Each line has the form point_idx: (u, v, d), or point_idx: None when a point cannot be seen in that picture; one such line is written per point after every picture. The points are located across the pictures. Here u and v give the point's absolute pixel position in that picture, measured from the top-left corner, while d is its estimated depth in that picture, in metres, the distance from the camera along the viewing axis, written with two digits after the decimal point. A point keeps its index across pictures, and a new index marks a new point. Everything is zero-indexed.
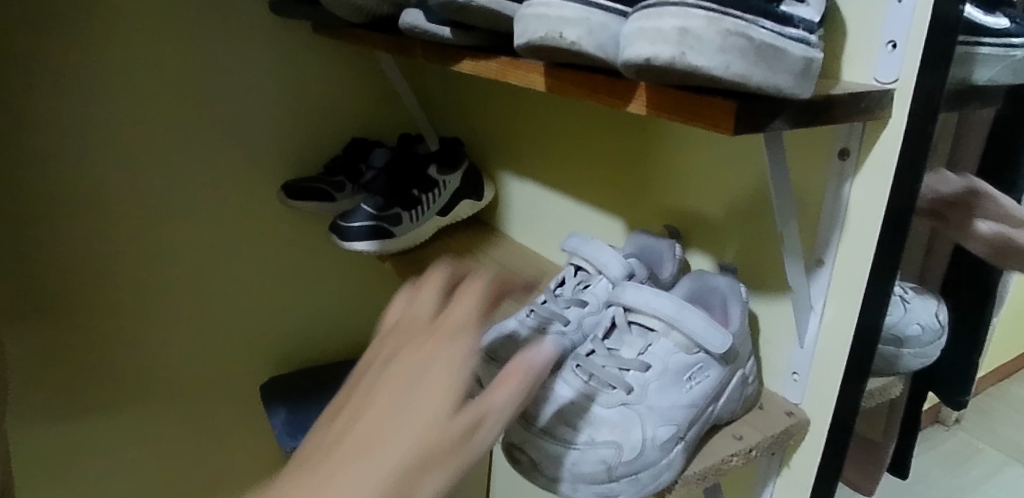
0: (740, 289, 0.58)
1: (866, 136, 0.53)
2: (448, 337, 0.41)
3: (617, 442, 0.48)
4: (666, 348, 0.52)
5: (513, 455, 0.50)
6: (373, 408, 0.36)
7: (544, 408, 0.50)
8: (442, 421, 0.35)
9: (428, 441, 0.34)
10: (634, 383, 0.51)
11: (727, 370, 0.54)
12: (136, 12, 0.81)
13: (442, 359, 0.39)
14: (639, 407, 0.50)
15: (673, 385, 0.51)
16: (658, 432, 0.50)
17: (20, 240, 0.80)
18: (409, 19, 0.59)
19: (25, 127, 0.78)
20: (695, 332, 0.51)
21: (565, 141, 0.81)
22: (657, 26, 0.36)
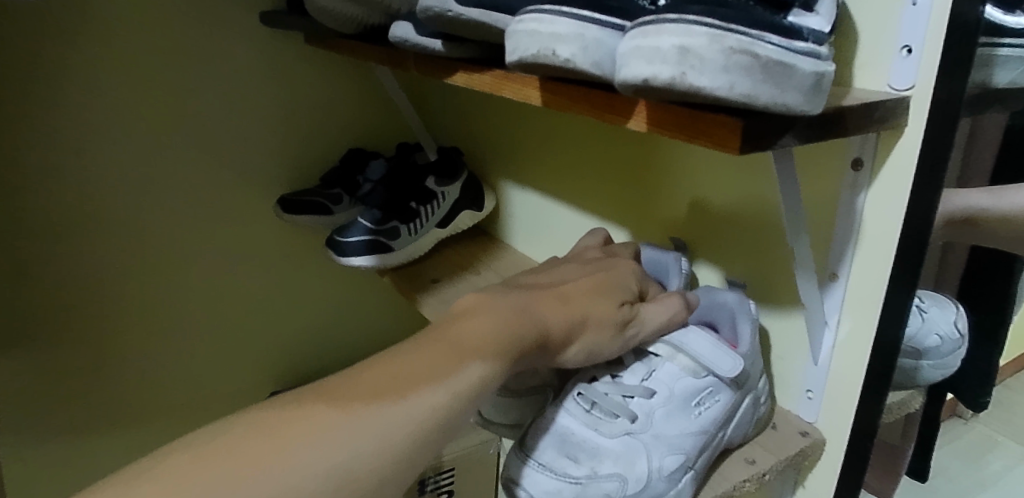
0: (750, 307, 0.54)
1: (881, 146, 0.50)
2: (628, 264, 0.56)
3: (621, 474, 0.46)
4: (672, 372, 0.50)
5: (510, 489, 0.48)
6: (567, 281, 0.52)
7: (543, 439, 0.48)
8: (593, 316, 0.49)
9: (596, 316, 0.49)
10: (639, 411, 0.49)
11: (738, 393, 0.51)
12: (124, 29, 0.79)
13: (620, 272, 0.54)
14: (644, 436, 0.48)
15: (681, 412, 0.49)
16: (664, 462, 0.48)
17: (14, 264, 0.79)
18: (399, 32, 0.57)
19: (13, 149, 0.76)
20: (701, 356, 0.49)
21: (570, 151, 0.78)
22: (655, 45, 0.33)
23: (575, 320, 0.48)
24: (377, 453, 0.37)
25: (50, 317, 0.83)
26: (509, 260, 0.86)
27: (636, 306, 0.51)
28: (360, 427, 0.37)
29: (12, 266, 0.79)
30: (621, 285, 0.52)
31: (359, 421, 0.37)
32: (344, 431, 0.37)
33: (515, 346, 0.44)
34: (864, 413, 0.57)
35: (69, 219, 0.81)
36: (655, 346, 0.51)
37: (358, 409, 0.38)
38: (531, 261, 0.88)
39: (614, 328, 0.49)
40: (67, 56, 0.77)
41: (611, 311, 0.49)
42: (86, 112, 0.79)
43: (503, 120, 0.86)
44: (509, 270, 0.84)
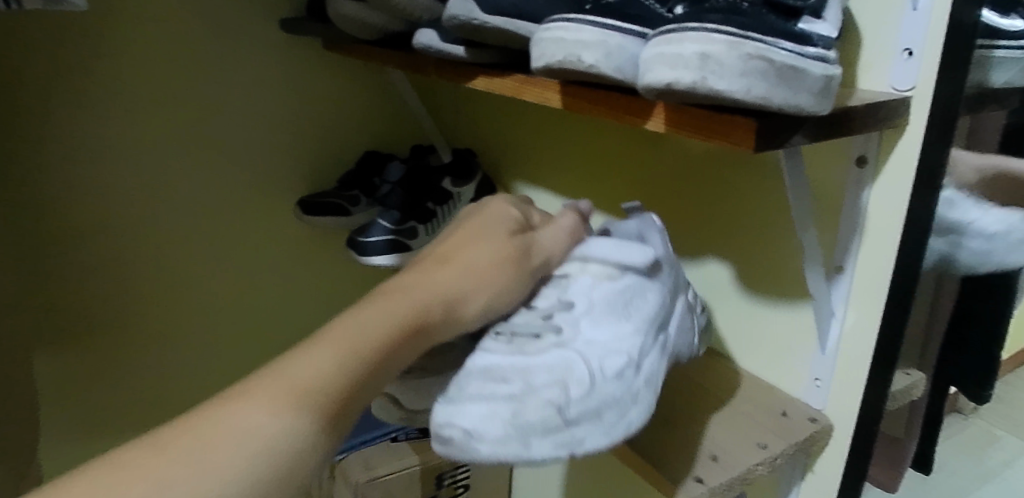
0: (651, 220, 0.52)
1: (884, 143, 0.53)
2: (502, 197, 0.50)
3: (560, 381, 0.41)
4: (587, 282, 0.47)
5: (439, 437, 0.41)
6: (442, 240, 0.45)
7: (462, 375, 0.42)
8: (483, 261, 0.43)
9: (489, 262, 0.43)
10: (562, 323, 0.45)
11: (664, 295, 0.49)
12: (149, 35, 0.81)
13: (498, 205, 0.48)
14: (574, 345, 0.44)
15: (610, 315, 0.46)
16: (606, 365, 0.43)
17: (42, 265, 0.81)
18: (423, 39, 0.59)
19: (42, 152, 0.78)
20: (611, 255, 0.47)
21: (583, 151, 0.80)
22: (678, 51, 0.36)
23: (468, 275, 0.42)
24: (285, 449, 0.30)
25: (76, 314, 0.85)
26: None
27: (526, 239, 0.46)
28: (243, 430, 0.30)
29: (40, 266, 0.81)
30: (506, 219, 0.47)
31: (240, 427, 0.30)
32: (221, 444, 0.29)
33: (392, 311, 0.37)
34: (870, 397, 0.60)
35: (95, 218, 0.83)
36: (562, 268, 0.48)
37: (227, 415, 0.30)
38: None
39: (513, 269, 0.44)
40: (93, 61, 0.79)
41: (502, 250, 0.44)
42: (112, 114, 0.81)
43: (515, 122, 0.89)
44: None
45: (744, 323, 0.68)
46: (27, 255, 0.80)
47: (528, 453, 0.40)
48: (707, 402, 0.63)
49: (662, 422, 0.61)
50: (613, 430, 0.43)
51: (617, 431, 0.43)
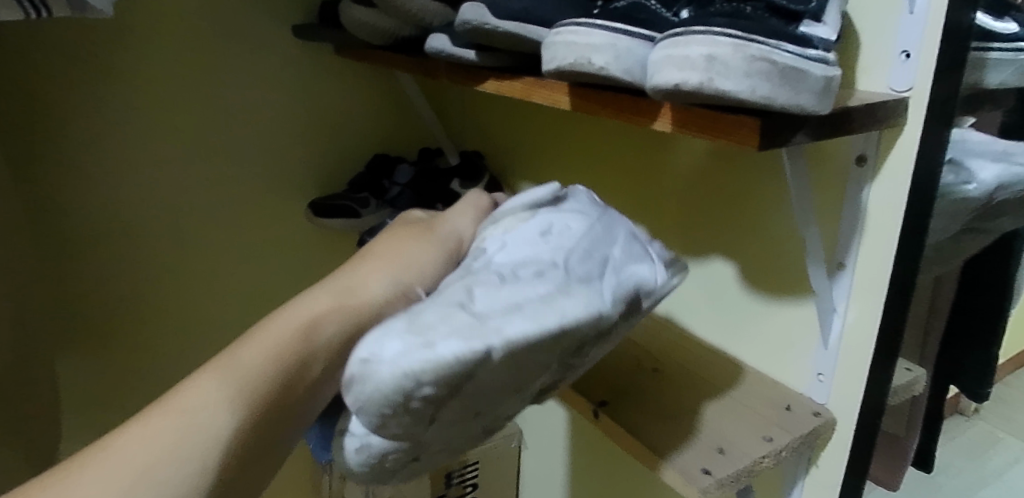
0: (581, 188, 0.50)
1: (883, 142, 0.54)
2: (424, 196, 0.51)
3: (463, 291, 0.33)
4: (497, 234, 0.41)
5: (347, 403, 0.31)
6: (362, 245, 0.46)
7: None
8: (395, 239, 0.43)
9: (403, 237, 0.43)
10: (471, 269, 0.37)
11: (604, 219, 0.42)
12: (164, 41, 0.83)
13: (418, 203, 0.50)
14: (482, 271, 0.36)
15: (526, 238, 0.39)
16: (520, 268, 0.36)
17: (60, 267, 0.83)
18: (435, 44, 0.61)
19: (60, 156, 0.80)
20: (517, 204, 0.43)
21: (589, 153, 0.82)
22: (685, 54, 0.38)
23: (381, 251, 0.41)
24: (191, 472, 0.29)
25: (92, 316, 0.86)
26: None
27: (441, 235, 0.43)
28: (122, 452, 0.29)
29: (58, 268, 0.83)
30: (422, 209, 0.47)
31: (129, 451, 0.29)
32: (103, 463, 0.28)
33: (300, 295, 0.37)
34: (872, 390, 0.61)
35: (112, 222, 0.85)
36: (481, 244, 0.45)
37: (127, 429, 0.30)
38: None
39: (429, 236, 0.43)
40: (110, 66, 0.80)
41: (413, 228, 0.44)
42: (128, 118, 0.83)
43: (522, 125, 0.91)
44: None
45: (748, 320, 0.69)
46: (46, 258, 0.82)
47: (433, 354, 0.28)
48: (713, 396, 0.65)
49: (670, 416, 0.62)
50: (554, 322, 0.32)
51: (561, 329, 0.32)
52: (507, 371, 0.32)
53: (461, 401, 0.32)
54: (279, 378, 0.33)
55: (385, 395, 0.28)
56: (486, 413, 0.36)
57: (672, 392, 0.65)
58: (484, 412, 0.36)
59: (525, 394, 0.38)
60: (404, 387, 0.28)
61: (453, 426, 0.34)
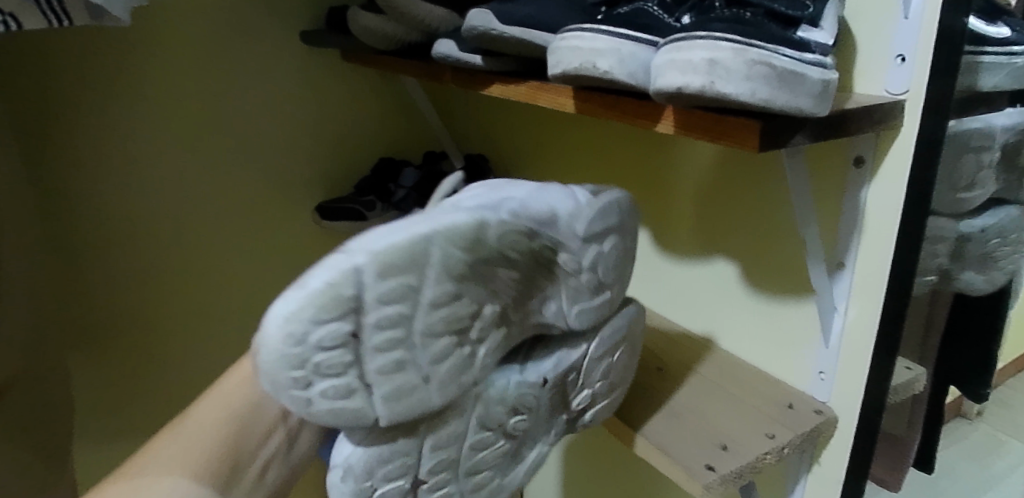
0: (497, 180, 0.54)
1: (880, 144, 0.56)
2: None
3: None
4: None
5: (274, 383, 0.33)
6: None
7: None
8: None
9: None
10: None
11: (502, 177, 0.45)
12: (173, 46, 0.84)
13: None
14: None
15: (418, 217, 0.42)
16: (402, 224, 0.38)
17: (71, 270, 0.84)
18: (442, 49, 0.62)
19: (72, 159, 0.81)
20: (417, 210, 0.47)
21: (595, 158, 0.84)
22: (688, 58, 0.39)
23: None
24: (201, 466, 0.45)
25: (105, 319, 0.87)
26: None
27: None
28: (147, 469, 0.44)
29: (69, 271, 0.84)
30: None
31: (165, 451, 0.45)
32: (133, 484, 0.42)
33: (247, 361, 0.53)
34: (872, 387, 0.62)
35: (124, 225, 0.86)
36: None
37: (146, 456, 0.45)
38: None
39: None
40: (121, 71, 0.81)
41: None
42: (138, 122, 0.84)
43: (527, 129, 0.92)
44: None
45: (749, 320, 0.71)
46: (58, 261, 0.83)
47: (306, 287, 0.31)
48: (716, 394, 0.66)
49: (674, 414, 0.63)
50: (421, 235, 0.33)
51: (435, 244, 0.33)
52: (395, 298, 0.33)
53: (367, 345, 0.33)
54: (245, 412, 0.49)
55: (279, 347, 0.31)
56: (434, 372, 0.37)
57: (676, 390, 0.66)
58: (428, 370, 0.36)
59: (469, 345, 0.38)
60: (290, 330, 0.31)
61: (394, 386, 0.35)
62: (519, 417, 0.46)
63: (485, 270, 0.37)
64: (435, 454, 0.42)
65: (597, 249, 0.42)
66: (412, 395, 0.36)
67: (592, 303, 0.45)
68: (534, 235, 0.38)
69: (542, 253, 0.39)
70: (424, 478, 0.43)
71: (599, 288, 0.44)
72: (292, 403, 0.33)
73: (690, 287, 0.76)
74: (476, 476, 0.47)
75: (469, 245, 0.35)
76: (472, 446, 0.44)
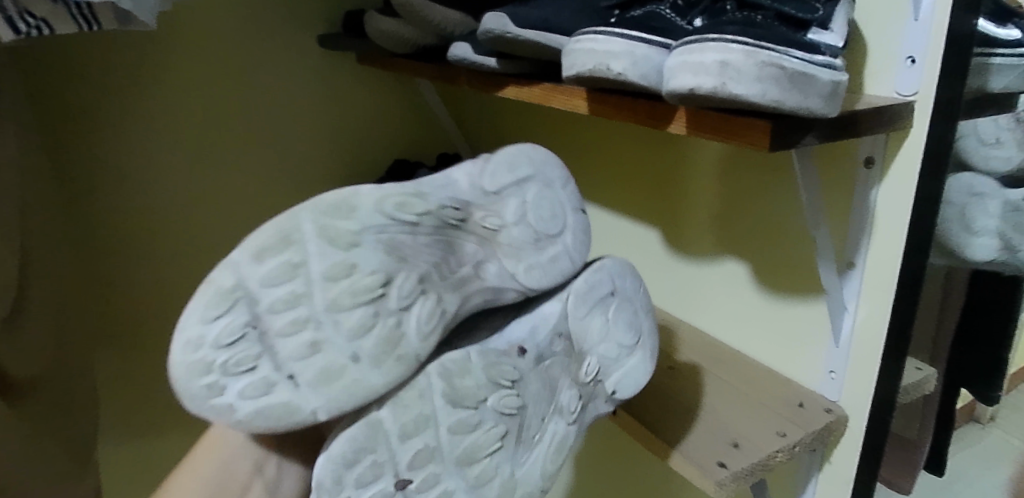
0: None
1: (890, 144, 0.56)
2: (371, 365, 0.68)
3: None
4: None
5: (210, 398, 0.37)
6: None
7: None
8: None
9: None
10: None
11: None
12: (195, 49, 0.86)
13: None
14: None
15: None
16: None
17: (95, 270, 0.84)
18: (458, 52, 0.64)
19: (96, 160, 0.82)
20: None
21: (607, 160, 0.85)
22: (700, 60, 0.40)
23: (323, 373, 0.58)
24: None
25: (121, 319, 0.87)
26: None
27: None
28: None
29: (94, 271, 0.84)
30: None
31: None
32: None
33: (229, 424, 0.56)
34: (884, 387, 0.62)
35: (140, 225, 0.87)
36: None
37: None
38: None
39: None
40: (144, 73, 0.83)
41: None
42: (159, 124, 0.86)
43: (541, 131, 0.94)
44: None
45: (759, 319, 0.71)
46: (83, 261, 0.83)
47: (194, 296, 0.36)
48: (727, 394, 0.66)
49: (686, 414, 0.64)
50: (290, 215, 0.37)
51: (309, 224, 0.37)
52: (280, 278, 0.36)
53: (270, 330, 0.37)
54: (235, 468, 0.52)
55: (183, 356, 0.36)
56: (359, 348, 0.38)
57: (688, 389, 0.67)
58: (351, 346, 0.38)
59: (395, 313, 0.39)
60: (187, 337, 0.35)
61: (315, 370, 0.37)
62: (503, 393, 0.44)
63: (382, 238, 0.39)
64: (410, 446, 0.41)
65: (517, 200, 0.43)
66: (340, 377, 0.38)
67: (538, 258, 0.44)
68: (426, 197, 0.41)
69: (448, 213, 0.41)
70: (407, 475, 0.41)
71: (542, 240, 0.44)
72: (219, 414, 0.37)
73: (701, 289, 0.77)
74: (475, 466, 0.43)
75: (347, 217, 0.38)
76: (452, 432, 0.42)
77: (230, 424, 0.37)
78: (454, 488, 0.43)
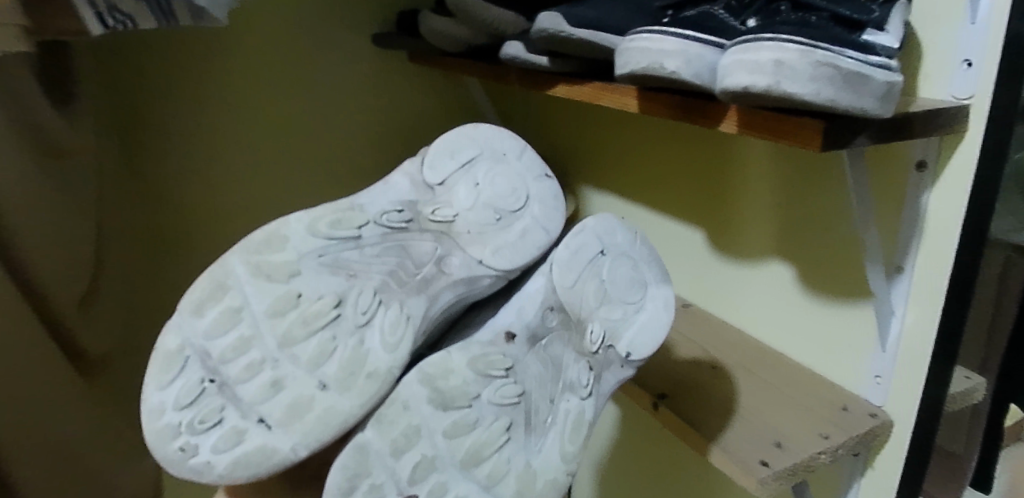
0: None
1: (944, 148, 0.56)
2: None
3: None
4: None
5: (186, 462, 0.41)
6: None
7: None
8: None
9: None
10: None
11: None
12: (257, 46, 0.90)
13: None
14: None
15: None
16: None
17: (158, 256, 0.89)
18: (510, 50, 0.65)
19: (163, 152, 0.86)
20: None
21: (653, 162, 0.86)
22: (755, 59, 0.41)
23: None
24: None
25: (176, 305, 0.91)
26: None
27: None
28: None
29: (157, 257, 0.89)
30: None
31: None
32: None
33: None
34: (930, 393, 0.61)
35: (202, 215, 0.91)
36: None
37: None
38: None
39: None
40: (208, 67, 0.87)
41: None
42: (220, 118, 0.90)
43: (591, 130, 0.95)
44: None
45: (801, 321, 0.71)
46: (148, 248, 0.88)
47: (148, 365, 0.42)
48: (769, 395, 0.67)
49: (726, 412, 0.64)
50: (223, 265, 0.44)
51: (242, 271, 0.44)
52: (224, 326, 0.42)
53: (228, 379, 0.42)
54: None
55: (151, 424, 0.41)
56: (325, 373, 0.43)
57: (730, 388, 0.67)
58: (316, 375, 0.43)
59: (357, 330, 0.45)
60: (151, 406, 0.41)
61: (283, 406, 0.42)
62: (496, 385, 0.47)
63: (325, 261, 0.46)
64: (407, 460, 0.43)
65: (463, 186, 0.51)
66: (310, 408, 0.42)
67: (507, 237, 0.51)
68: (363, 211, 0.49)
69: (393, 217, 0.49)
70: (412, 490, 0.43)
71: (503, 218, 0.51)
72: (198, 473, 0.40)
73: (746, 291, 0.77)
74: (482, 468, 0.45)
75: (281, 249, 0.45)
76: (449, 434, 0.45)
77: (213, 482, 0.41)
78: (467, 493, 0.44)
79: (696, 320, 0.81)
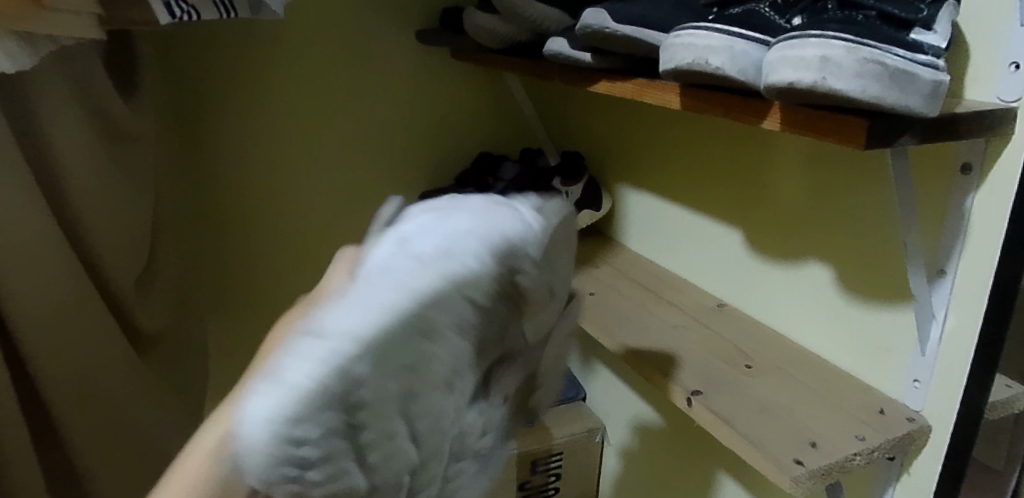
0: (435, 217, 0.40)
1: (990, 151, 0.56)
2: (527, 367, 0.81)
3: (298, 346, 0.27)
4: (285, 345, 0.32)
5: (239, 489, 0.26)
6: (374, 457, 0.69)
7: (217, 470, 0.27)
8: None
9: None
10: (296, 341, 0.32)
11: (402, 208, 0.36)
12: (310, 41, 0.94)
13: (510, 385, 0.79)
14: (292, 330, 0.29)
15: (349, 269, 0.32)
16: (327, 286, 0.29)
17: (215, 230, 0.96)
18: (555, 46, 0.67)
19: (224, 136, 0.93)
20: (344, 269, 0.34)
21: (691, 161, 0.86)
22: (801, 55, 0.42)
23: None
24: None
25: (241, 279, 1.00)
26: (626, 259, 0.97)
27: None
28: None
29: (214, 231, 0.96)
30: None
31: None
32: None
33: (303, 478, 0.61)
34: (970, 399, 0.60)
35: (256, 199, 0.98)
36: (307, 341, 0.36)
37: None
38: (645, 258, 0.98)
39: None
40: (262, 58, 0.92)
41: None
42: (273, 107, 0.95)
43: (632, 129, 0.96)
44: (635, 272, 0.94)
45: (839, 323, 0.71)
46: (207, 223, 0.96)
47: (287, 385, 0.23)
48: (804, 394, 0.67)
49: (760, 408, 0.64)
50: (398, 304, 0.27)
51: (456, 291, 0.30)
52: (379, 375, 0.27)
53: (355, 427, 0.27)
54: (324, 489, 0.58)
55: (265, 447, 0.23)
56: (410, 427, 0.31)
57: (764, 386, 0.68)
58: (409, 430, 0.31)
59: (446, 391, 0.33)
60: (286, 430, 0.24)
61: (383, 456, 0.30)
62: (486, 434, 0.40)
63: (450, 330, 0.30)
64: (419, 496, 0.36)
65: (542, 272, 0.37)
66: (393, 454, 0.30)
67: (539, 313, 0.39)
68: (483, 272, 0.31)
69: (491, 286, 0.32)
70: None
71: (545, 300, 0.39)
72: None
73: (782, 291, 0.77)
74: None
75: (433, 319, 0.29)
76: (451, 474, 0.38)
77: None
78: None
79: (731, 320, 0.81)
